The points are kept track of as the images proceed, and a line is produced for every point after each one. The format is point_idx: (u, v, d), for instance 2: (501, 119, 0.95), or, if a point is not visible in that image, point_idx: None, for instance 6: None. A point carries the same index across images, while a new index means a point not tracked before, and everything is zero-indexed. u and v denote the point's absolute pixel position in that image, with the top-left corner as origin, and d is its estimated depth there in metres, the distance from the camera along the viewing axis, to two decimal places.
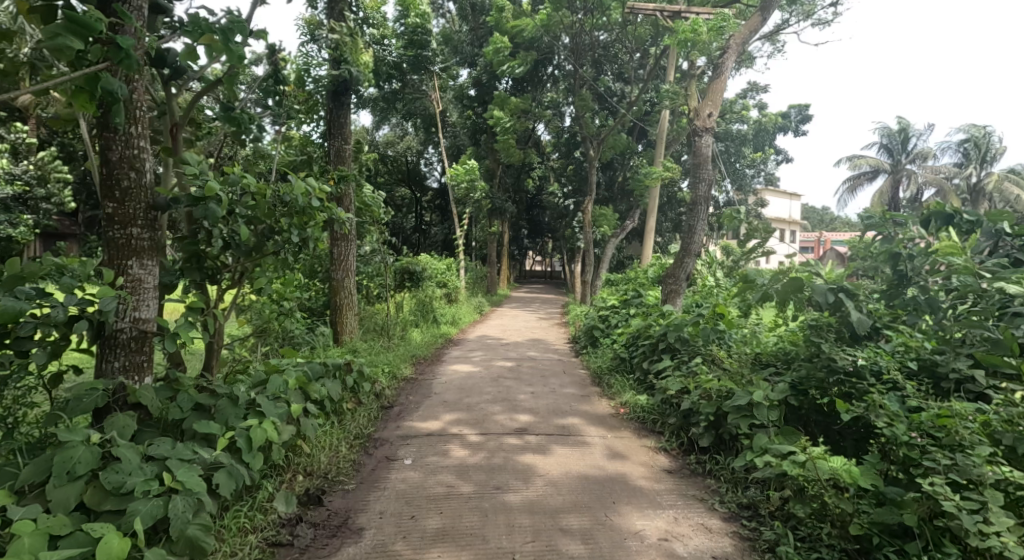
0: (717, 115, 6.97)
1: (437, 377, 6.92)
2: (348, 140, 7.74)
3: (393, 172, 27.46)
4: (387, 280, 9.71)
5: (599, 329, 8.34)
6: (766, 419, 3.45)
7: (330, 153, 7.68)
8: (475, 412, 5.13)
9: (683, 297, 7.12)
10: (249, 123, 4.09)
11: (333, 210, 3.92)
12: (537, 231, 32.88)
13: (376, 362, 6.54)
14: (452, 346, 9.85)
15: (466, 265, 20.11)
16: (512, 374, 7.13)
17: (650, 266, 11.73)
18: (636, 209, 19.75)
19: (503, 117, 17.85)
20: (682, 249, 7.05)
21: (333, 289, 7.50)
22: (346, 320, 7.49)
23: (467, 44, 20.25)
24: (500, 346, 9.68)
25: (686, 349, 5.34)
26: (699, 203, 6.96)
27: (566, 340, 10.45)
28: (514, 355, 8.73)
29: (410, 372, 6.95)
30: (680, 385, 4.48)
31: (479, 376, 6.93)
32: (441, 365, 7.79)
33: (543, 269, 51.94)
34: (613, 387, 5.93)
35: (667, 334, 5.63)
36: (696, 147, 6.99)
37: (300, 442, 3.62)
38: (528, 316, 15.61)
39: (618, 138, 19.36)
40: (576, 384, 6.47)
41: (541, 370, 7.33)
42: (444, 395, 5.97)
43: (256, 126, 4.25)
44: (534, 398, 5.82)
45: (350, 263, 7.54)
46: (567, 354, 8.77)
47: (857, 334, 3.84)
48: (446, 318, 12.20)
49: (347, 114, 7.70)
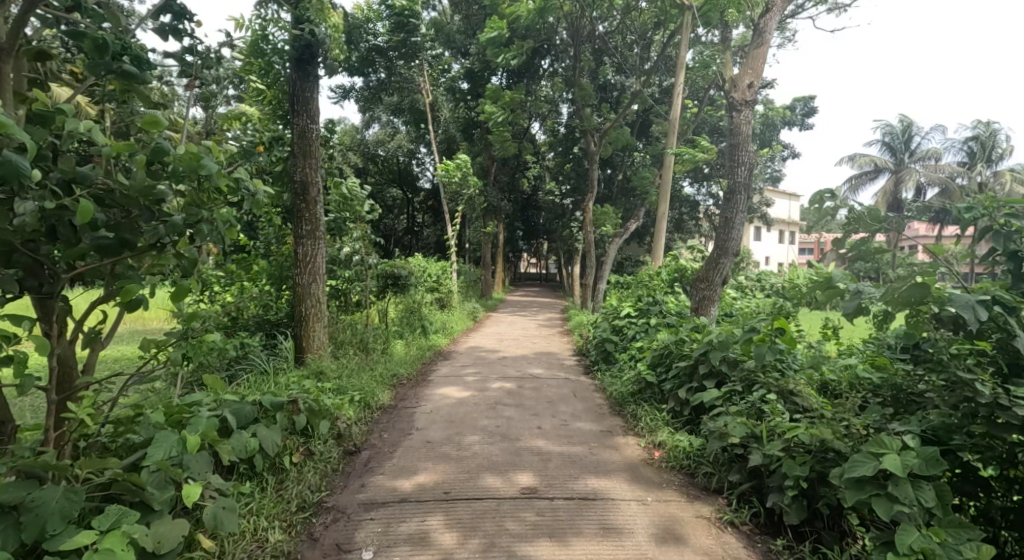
0: (759, 85, 5.80)
1: (421, 405, 5.67)
2: (316, 118, 6.49)
3: (384, 171, 26.33)
4: (367, 285, 8.45)
5: (613, 344, 7.09)
6: (914, 503, 2.28)
7: (294, 134, 6.44)
8: (462, 466, 3.91)
9: (718, 305, 5.91)
10: (112, 50, 2.63)
11: (248, 178, 2.83)
12: (533, 232, 31.72)
13: (344, 388, 5.30)
14: (442, 360, 8.63)
15: (460, 267, 18.93)
16: (512, 400, 5.87)
17: (664, 269, 10.53)
18: (640, 207, 18.62)
19: (496, 110, 16.57)
20: (714, 248, 5.89)
21: (297, 297, 6.31)
22: (314, 333, 6.25)
23: (461, 34, 18.90)
24: (496, 361, 8.43)
25: (735, 378, 4.15)
26: (738, 192, 5.78)
27: (571, 352, 9.27)
28: (512, 373, 7.47)
29: (387, 399, 5.71)
30: (745, 433, 3.32)
31: (471, 404, 5.66)
32: (427, 387, 6.55)
33: (538, 272, 50.81)
34: (642, 421, 4.74)
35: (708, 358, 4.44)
36: (733, 124, 5.79)
37: (200, 536, 2.42)
38: (526, 322, 14.41)
39: (620, 133, 18.26)
40: (592, 414, 5.29)
41: (546, 395, 6.07)
42: (426, 431, 4.73)
43: (134, 62, 2.78)
44: (540, 440, 4.57)
45: (319, 267, 6.36)
46: (575, 371, 7.53)
47: (1018, 364, 2.77)
48: (436, 328, 10.93)
49: (314, 87, 6.44)
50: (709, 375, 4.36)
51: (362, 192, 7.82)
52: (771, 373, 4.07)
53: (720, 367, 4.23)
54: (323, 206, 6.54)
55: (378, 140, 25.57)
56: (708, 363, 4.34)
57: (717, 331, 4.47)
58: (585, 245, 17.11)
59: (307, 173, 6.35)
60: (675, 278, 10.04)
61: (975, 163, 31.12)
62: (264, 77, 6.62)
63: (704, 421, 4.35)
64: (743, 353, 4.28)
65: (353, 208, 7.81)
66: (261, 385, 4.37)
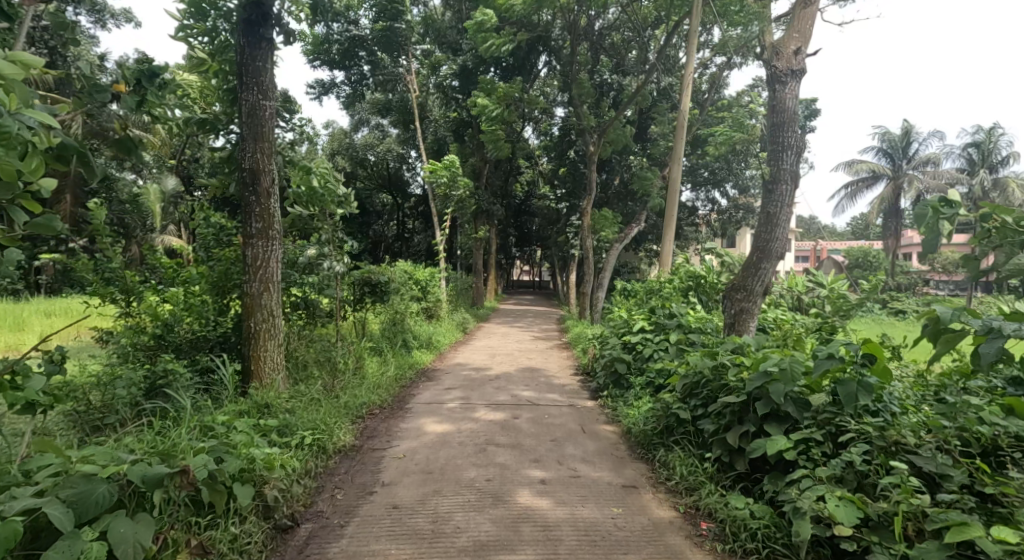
0: (807, 52, 4.73)
1: (393, 446, 4.54)
2: (269, 94, 5.39)
3: (373, 176, 25.33)
4: (339, 294, 7.32)
5: (625, 366, 5.99)
6: None
7: (241, 111, 5.35)
8: (436, 553, 2.78)
9: (758, 320, 4.86)
10: None
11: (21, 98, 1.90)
12: (528, 239, 30.65)
13: (291, 427, 4.23)
14: (425, 380, 7.52)
15: (449, 274, 17.71)
16: (507, 437, 4.76)
17: (674, 276, 9.48)
18: (641, 210, 17.59)
19: (489, 105, 15.30)
20: (751, 250, 4.86)
21: (246, 309, 5.28)
22: (266, 354, 5.25)
23: (451, 29, 17.59)
24: (485, 383, 7.30)
25: (806, 423, 3.12)
26: (781, 181, 4.72)
27: (571, 370, 8.17)
28: (504, 398, 6.35)
29: (348, 439, 4.58)
30: (859, 518, 2.27)
31: (454, 445, 4.55)
32: (403, 418, 5.43)
33: (529, 282, 49.81)
34: (677, 475, 3.65)
35: (763, 394, 3.42)
36: (774, 98, 4.72)
37: None
38: (520, 334, 13.25)
39: (620, 133, 17.24)
40: (609, 461, 4.19)
41: (547, 431, 4.96)
42: (394, 489, 3.60)
43: None
44: (545, 502, 3.45)
45: (272, 274, 5.36)
46: (578, 397, 6.41)
47: None
48: (420, 342, 9.78)
49: (267, 56, 5.33)
50: (767, 414, 3.33)
51: (336, 184, 6.69)
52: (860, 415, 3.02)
53: (784, 404, 3.19)
54: (280, 201, 5.52)
55: (366, 143, 24.32)
56: (762, 400, 3.31)
57: (773, 356, 3.45)
58: (584, 252, 16.07)
59: (259, 159, 5.31)
60: (688, 286, 8.99)
61: (975, 169, 30.53)
62: (208, 46, 5.50)
63: (765, 477, 3.29)
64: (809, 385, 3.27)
65: (324, 201, 6.63)
66: (170, 436, 3.25)
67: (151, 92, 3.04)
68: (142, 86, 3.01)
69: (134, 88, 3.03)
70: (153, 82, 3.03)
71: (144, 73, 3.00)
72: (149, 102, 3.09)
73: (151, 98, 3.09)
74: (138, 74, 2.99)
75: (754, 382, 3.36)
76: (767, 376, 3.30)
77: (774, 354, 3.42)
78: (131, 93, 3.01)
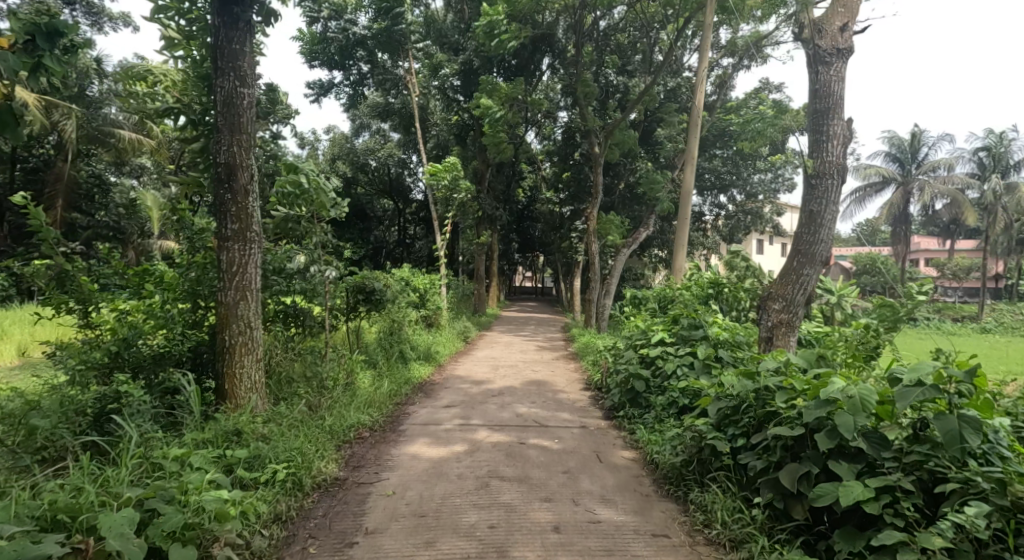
0: (854, 29, 4.15)
1: (382, 479, 3.94)
2: (249, 82, 4.84)
3: (375, 181, 24.88)
4: (330, 303, 6.73)
5: (643, 383, 5.39)
6: None
7: (216, 100, 4.78)
8: None
9: (799, 333, 4.26)
10: None
11: None
12: (530, 244, 30.09)
13: (262, 460, 3.65)
14: (421, 396, 6.92)
15: (449, 281, 17.13)
16: (512, 468, 4.15)
17: (689, 283, 8.88)
18: (649, 214, 16.99)
19: (491, 106, 14.72)
20: (791, 254, 4.27)
21: (219, 321, 4.74)
22: (241, 372, 4.71)
23: (453, 30, 17.06)
24: (487, 399, 6.69)
25: (886, 464, 2.60)
26: (827, 174, 4.13)
27: (579, 385, 7.56)
28: (508, 417, 5.75)
29: (332, 470, 4.00)
30: None
31: (452, 478, 3.94)
32: (395, 442, 4.83)
33: (530, 288, 49.17)
34: (720, 523, 3.08)
35: (823, 426, 2.91)
36: (819, 81, 4.13)
37: None
38: (524, 344, 12.63)
39: (627, 135, 16.66)
40: (632, 500, 3.58)
41: (558, 460, 4.34)
42: (379, 539, 3.01)
43: None
44: (560, 557, 2.85)
45: (250, 281, 4.82)
46: (590, 417, 5.79)
47: None
48: (418, 354, 9.17)
49: (245, 39, 4.78)
50: (832, 451, 2.81)
51: (327, 185, 6.18)
52: (956, 457, 2.51)
53: (855, 440, 2.69)
54: (260, 200, 4.98)
55: (367, 147, 23.82)
56: (825, 433, 2.80)
57: (836, 381, 2.94)
58: (590, 257, 15.51)
59: (236, 154, 4.77)
60: (706, 293, 8.39)
61: (986, 174, 29.94)
62: (182, 27, 4.93)
63: (832, 530, 2.74)
64: (879, 418, 2.80)
65: (314, 203, 6.12)
66: (104, 482, 2.66)
67: (49, 54, 2.70)
68: (40, 46, 2.66)
69: (28, 47, 2.67)
70: (52, 42, 2.69)
71: (43, 31, 2.66)
72: (49, 66, 2.74)
73: (50, 62, 2.73)
74: (36, 31, 2.64)
75: (813, 412, 2.86)
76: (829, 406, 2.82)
77: (836, 380, 2.92)
78: (23, 52, 2.65)
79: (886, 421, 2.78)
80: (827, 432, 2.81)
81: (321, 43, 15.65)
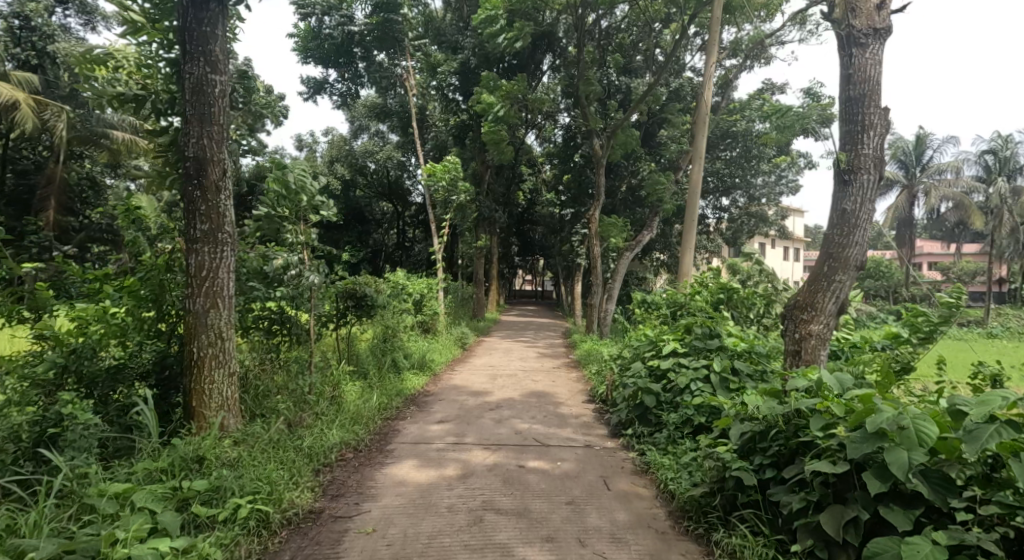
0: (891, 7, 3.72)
1: (362, 512, 3.48)
2: (222, 71, 4.41)
3: (373, 184, 24.47)
4: (316, 309, 6.28)
5: (654, 398, 4.94)
6: None
7: (184, 88, 4.34)
8: None
9: (831, 347, 3.81)
10: None
11: None
12: (531, 246, 29.68)
13: (223, 493, 3.20)
14: (414, 409, 6.47)
15: (448, 285, 16.69)
16: (509, 499, 3.69)
17: (698, 288, 8.41)
18: (652, 217, 16.54)
19: (495, 103, 14.20)
20: (819, 259, 3.84)
21: (186, 332, 4.29)
22: (211, 388, 4.26)
23: (451, 28, 16.52)
24: (485, 413, 6.24)
25: (956, 515, 2.15)
26: (863, 169, 3.68)
27: (583, 397, 7.11)
28: (507, 434, 5.29)
29: (306, 501, 3.55)
30: None
31: (441, 511, 3.48)
32: (381, 465, 4.38)
33: (531, 292, 48.68)
34: None
35: (871, 463, 2.47)
36: (854, 65, 3.70)
37: None
38: (524, 350, 12.18)
39: (630, 135, 16.18)
40: (646, 540, 3.13)
41: (561, 488, 3.88)
42: None
43: None
44: None
45: (221, 287, 4.37)
46: (596, 435, 5.34)
47: None
48: (413, 363, 8.70)
49: (217, 23, 4.35)
50: (884, 494, 2.36)
51: (312, 185, 5.77)
52: None
53: (913, 483, 2.24)
54: (232, 197, 4.53)
55: (366, 150, 23.38)
56: (876, 473, 2.35)
57: (887, 408, 2.48)
58: (591, 260, 15.09)
59: (204, 147, 4.32)
60: (717, 299, 7.95)
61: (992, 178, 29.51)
62: (147, 8, 4.48)
63: None
64: (938, 455, 2.35)
65: (299, 205, 5.71)
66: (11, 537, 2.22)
67: None
68: None
69: None
70: None
71: None
72: None
73: None
74: None
75: (860, 448, 2.41)
76: (879, 441, 2.38)
77: (884, 408, 2.48)
78: None
79: (945, 459, 2.34)
80: (878, 471, 2.35)
81: (317, 38, 15.28)
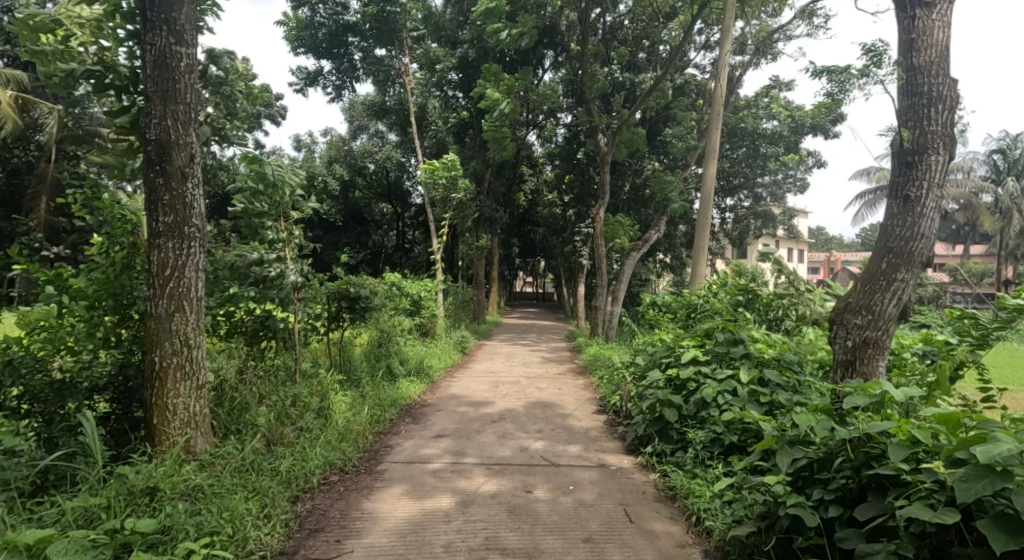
0: None
1: (343, 552, 2.94)
2: (188, 44, 3.89)
3: (371, 184, 23.95)
4: (300, 311, 5.74)
5: (676, 412, 4.40)
6: None
7: (145, 62, 3.81)
8: None
9: (891, 357, 3.28)
10: None
11: None
12: (533, 248, 29.12)
13: (174, 535, 2.66)
14: (409, 422, 5.93)
15: (448, 287, 16.16)
16: (516, 535, 3.15)
17: (714, 291, 7.87)
18: (659, 217, 16.00)
19: (499, 99, 13.61)
20: (877, 253, 3.31)
21: (147, 340, 3.76)
22: (175, 403, 3.72)
23: (450, 24, 15.93)
24: (487, 426, 5.71)
25: None
26: (931, 148, 3.16)
27: (592, 407, 6.57)
28: (512, 451, 4.76)
29: (277, 540, 3.01)
30: None
31: (436, 553, 2.94)
32: (369, 491, 3.84)
33: (531, 294, 48.05)
34: None
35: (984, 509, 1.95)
36: (920, 28, 3.19)
37: None
38: (527, 355, 11.62)
39: (636, 134, 15.51)
40: None
41: (576, 520, 3.35)
42: None
43: None
44: None
45: (187, 287, 3.83)
46: (610, 452, 4.80)
47: None
48: (409, 369, 8.14)
49: None
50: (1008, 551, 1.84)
51: (294, 177, 5.25)
52: None
53: None
54: (202, 186, 4.00)
55: (365, 150, 22.89)
56: (997, 524, 1.83)
57: (1005, 439, 1.96)
58: (596, 261, 14.54)
59: (166, 128, 3.79)
60: (735, 303, 7.41)
61: (1001, 178, 28.95)
62: None
63: None
64: None
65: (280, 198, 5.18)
66: None
67: None
68: None
69: None
70: None
71: None
72: None
73: None
74: None
75: (973, 489, 1.89)
76: (1000, 482, 1.86)
77: (1000, 439, 1.96)
78: None
79: None
80: (1000, 522, 1.84)
81: (309, 28, 14.63)
